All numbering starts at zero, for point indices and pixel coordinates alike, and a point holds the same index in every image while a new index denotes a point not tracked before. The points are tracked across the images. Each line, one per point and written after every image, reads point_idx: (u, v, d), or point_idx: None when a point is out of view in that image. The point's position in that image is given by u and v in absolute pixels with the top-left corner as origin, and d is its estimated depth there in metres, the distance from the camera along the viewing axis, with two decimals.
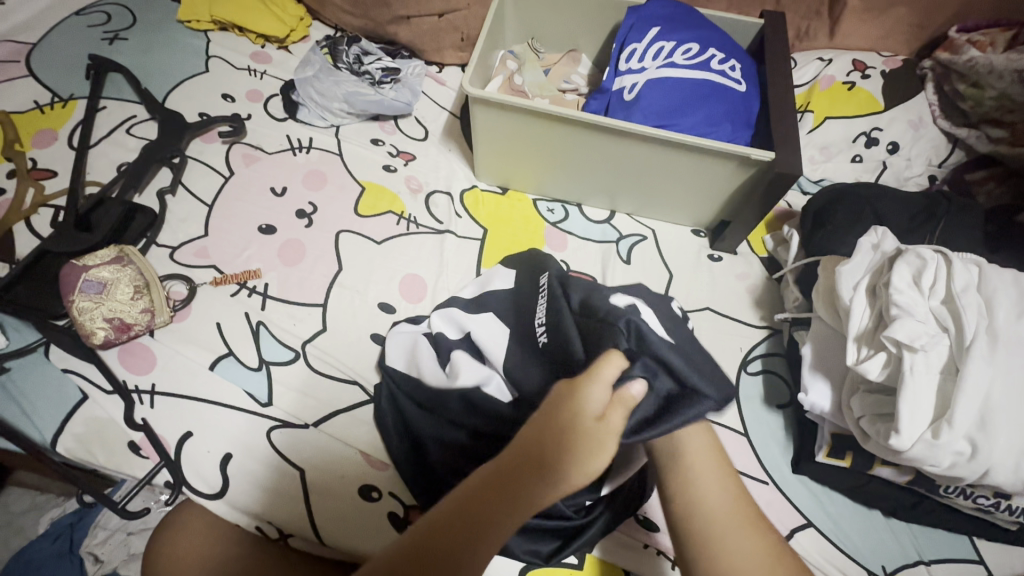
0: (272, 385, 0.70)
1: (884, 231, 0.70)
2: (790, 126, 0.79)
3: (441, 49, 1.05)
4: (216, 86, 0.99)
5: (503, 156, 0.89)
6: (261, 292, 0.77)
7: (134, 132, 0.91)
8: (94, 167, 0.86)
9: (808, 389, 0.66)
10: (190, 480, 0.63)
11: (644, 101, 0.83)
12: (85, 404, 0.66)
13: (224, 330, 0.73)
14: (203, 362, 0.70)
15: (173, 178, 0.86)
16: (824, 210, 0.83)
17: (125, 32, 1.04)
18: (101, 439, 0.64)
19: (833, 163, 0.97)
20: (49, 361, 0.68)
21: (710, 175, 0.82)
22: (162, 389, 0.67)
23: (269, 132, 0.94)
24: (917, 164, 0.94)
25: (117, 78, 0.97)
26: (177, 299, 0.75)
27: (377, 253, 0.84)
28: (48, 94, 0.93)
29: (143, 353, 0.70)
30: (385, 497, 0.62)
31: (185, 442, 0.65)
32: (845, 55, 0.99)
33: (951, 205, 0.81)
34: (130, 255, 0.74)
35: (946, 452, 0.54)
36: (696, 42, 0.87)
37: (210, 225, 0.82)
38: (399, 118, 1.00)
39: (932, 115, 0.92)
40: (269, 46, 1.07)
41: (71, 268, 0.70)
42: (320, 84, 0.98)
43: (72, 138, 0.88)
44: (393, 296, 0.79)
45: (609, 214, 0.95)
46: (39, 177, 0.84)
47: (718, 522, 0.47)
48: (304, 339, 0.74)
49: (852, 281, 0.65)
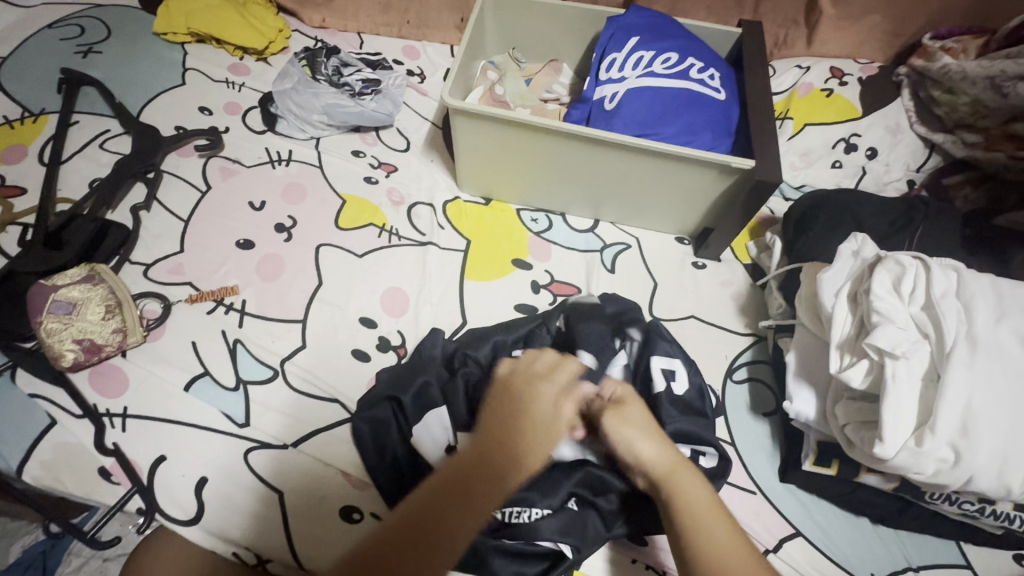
0: (250, 406, 0.68)
1: (864, 238, 0.69)
2: (770, 134, 0.79)
3: (443, 29, 1.10)
4: (194, 98, 0.97)
5: (484, 166, 0.88)
6: (239, 309, 0.75)
7: (108, 146, 0.89)
8: (65, 184, 0.84)
9: (793, 397, 0.66)
10: (164, 506, 0.61)
11: (625, 110, 0.83)
12: (53, 429, 0.63)
13: (201, 349, 0.71)
14: (178, 383, 0.68)
15: (148, 194, 0.84)
16: (806, 216, 0.84)
17: (99, 45, 1.02)
18: (70, 466, 0.62)
19: (814, 169, 0.98)
20: (16, 385, 0.66)
21: (690, 182, 0.82)
22: (134, 412, 0.65)
23: (247, 145, 0.93)
24: (896, 169, 0.95)
25: (90, 92, 0.95)
26: (151, 318, 0.73)
27: (358, 267, 0.82)
28: (18, 109, 0.91)
29: (114, 374, 0.68)
30: (368, 518, 0.61)
31: (159, 466, 0.63)
32: (823, 62, 1.00)
33: (928, 210, 0.82)
34: (101, 274, 0.72)
35: (930, 460, 0.54)
36: (676, 52, 0.88)
37: (186, 241, 0.81)
38: (381, 130, 0.99)
39: (909, 120, 0.94)
40: (248, 57, 1.06)
41: (38, 288, 0.67)
42: (299, 97, 0.96)
43: (42, 155, 0.86)
44: (374, 312, 0.78)
45: (593, 223, 0.95)
46: (8, 195, 0.81)
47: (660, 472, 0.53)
48: (285, 357, 0.72)
49: (833, 288, 0.65)
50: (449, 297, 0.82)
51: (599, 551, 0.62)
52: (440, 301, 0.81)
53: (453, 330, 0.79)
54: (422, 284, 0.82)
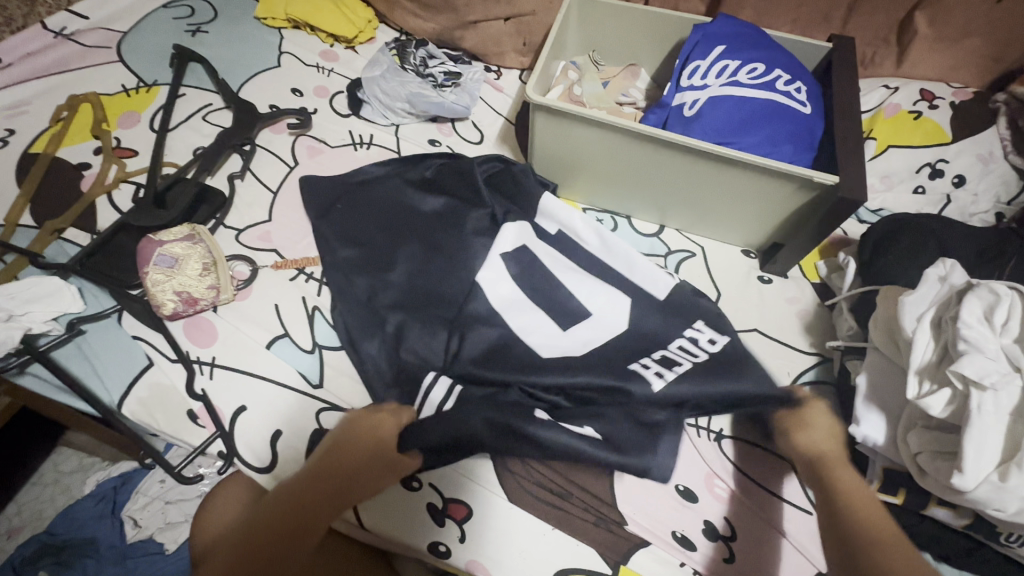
0: (325, 368, 0.72)
1: (952, 263, 0.66)
2: (857, 150, 0.77)
3: (503, 55, 1.08)
4: (288, 80, 1.04)
5: (560, 168, 0.91)
6: (318, 279, 0.79)
7: (210, 119, 0.96)
8: (172, 150, 0.91)
9: (861, 420, 0.64)
10: (241, 453, 0.66)
11: (706, 118, 0.83)
12: (150, 371, 0.69)
13: (282, 312, 0.75)
14: (261, 341, 0.73)
15: (243, 164, 0.90)
16: (885, 239, 0.81)
17: (207, 26, 1.09)
18: (163, 406, 0.67)
19: (893, 194, 0.95)
20: (122, 327, 0.72)
21: (767, 195, 0.81)
22: (221, 362, 0.70)
23: (333, 127, 0.98)
24: (984, 200, 0.91)
25: (197, 68, 1.03)
26: (240, 279, 0.78)
27: (506, 256, 0.76)
28: (134, 79, 0.99)
29: (207, 326, 0.73)
30: (425, 488, 0.63)
31: (239, 416, 0.67)
32: (913, 84, 0.97)
33: (1020, 244, 0.78)
34: (201, 234, 0.77)
35: (1015, 498, 0.52)
36: (762, 63, 0.87)
37: (274, 211, 0.86)
38: (457, 121, 1.02)
39: (1004, 149, 0.90)
40: (338, 45, 1.11)
41: (147, 242, 0.74)
42: (386, 84, 1.01)
43: (153, 122, 0.94)
44: (546, 318, 0.73)
45: (658, 228, 0.95)
46: (121, 155, 0.89)
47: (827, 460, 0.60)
48: (441, 345, 0.69)
49: (915, 312, 0.64)
50: (606, 292, 0.75)
51: (680, 466, 0.66)
52: (600, 298, 0.74)
53: (627, 323, 0.72)
54: (575, 277, 0.76)
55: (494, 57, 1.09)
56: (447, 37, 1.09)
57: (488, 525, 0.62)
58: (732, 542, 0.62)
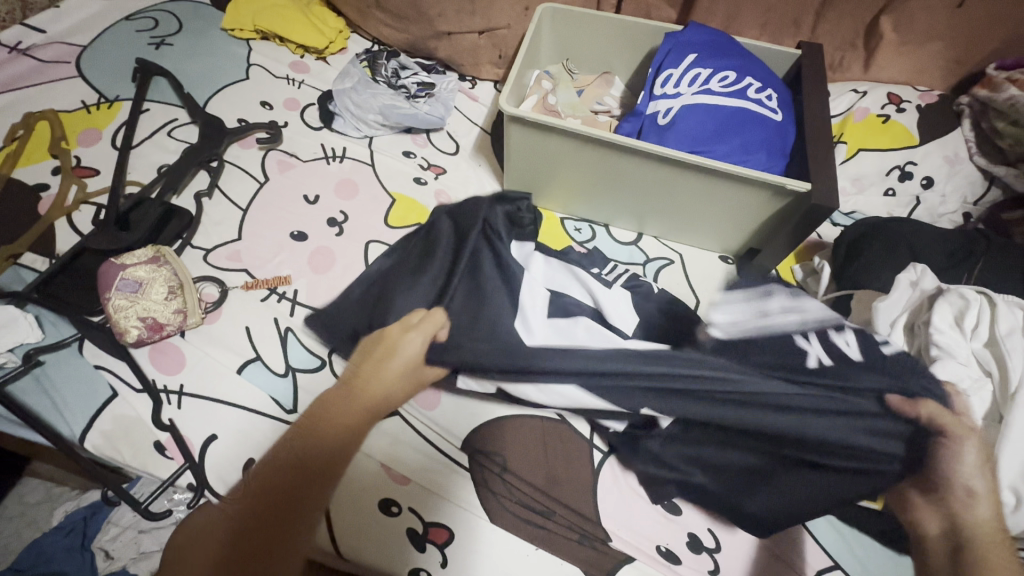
0: (298, 393, 0.68)
1: (924, 270, 0.69)
2: (828, 156, 0.78)
3: (478, 65, 1.07)
4: (256, 93, 1.01)
5: (538, 177, 0.90)
6: (291, 299, 0.77)
7: (175, 135, 0.93)
8: (135, 168, 0.88)
9: None
10: (212, 483, 0.63)
11: (680, 126, 0.83)
12: (114, 402, 0.66)
13: (253, 335, 0.73)
14: (231, 366, 0.70)
15: (210, 181, 0.87)
16: (858, 244, 0.82)
17: (171, 38, 1.07)
18: (129, 437, 0.65)
19: (865, 197, 0.97)
20: (82, 356, 0.69)
21: (743, 202, 0.81)
22: (189, 390, 0.68)
23: (305, 140, 0.96)
24: (952, 200, 0.93)
25: (161, 82, 1.00)
26: (208, 302, 0.75)
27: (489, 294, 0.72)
28: (95, 94, 0.96)
29: (173, 352, 0.70)
30: (405, 513, 0.61)
31: (208, 445, 0.65)
32: (880, 88, 0.98)
33: (989, 245, 0.79)
34: (166, 256, 0.75)
35: None
36: (733, 71, 0.87)
37: (244, 229, 0.84)
38: (431, 132, 1.01)
39: (969, 151, 0.92)
40: (308, 56, 1.09)
41: (109, 266, 0.71)
42: (357, 96, 1.00)
43: (115, 139, 0.91)
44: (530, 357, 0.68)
45: (636, 236, 0.95)
46: (82, 175, 0.86)
47: (977, 540, 0.47)
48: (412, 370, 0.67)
49: (889, 318, 0.65)
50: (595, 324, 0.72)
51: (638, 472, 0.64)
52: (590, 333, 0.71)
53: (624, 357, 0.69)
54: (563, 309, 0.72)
55: (469, 68, 1.08)
56: (420, 46, 1.07)
57: (469, 547, 0.60)
58: (717, 553, 0.60)
